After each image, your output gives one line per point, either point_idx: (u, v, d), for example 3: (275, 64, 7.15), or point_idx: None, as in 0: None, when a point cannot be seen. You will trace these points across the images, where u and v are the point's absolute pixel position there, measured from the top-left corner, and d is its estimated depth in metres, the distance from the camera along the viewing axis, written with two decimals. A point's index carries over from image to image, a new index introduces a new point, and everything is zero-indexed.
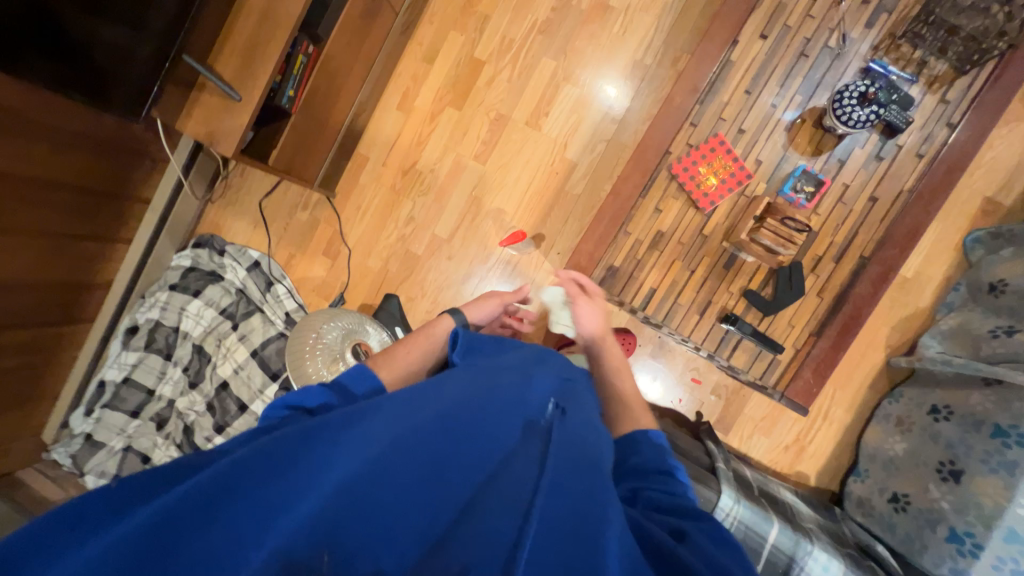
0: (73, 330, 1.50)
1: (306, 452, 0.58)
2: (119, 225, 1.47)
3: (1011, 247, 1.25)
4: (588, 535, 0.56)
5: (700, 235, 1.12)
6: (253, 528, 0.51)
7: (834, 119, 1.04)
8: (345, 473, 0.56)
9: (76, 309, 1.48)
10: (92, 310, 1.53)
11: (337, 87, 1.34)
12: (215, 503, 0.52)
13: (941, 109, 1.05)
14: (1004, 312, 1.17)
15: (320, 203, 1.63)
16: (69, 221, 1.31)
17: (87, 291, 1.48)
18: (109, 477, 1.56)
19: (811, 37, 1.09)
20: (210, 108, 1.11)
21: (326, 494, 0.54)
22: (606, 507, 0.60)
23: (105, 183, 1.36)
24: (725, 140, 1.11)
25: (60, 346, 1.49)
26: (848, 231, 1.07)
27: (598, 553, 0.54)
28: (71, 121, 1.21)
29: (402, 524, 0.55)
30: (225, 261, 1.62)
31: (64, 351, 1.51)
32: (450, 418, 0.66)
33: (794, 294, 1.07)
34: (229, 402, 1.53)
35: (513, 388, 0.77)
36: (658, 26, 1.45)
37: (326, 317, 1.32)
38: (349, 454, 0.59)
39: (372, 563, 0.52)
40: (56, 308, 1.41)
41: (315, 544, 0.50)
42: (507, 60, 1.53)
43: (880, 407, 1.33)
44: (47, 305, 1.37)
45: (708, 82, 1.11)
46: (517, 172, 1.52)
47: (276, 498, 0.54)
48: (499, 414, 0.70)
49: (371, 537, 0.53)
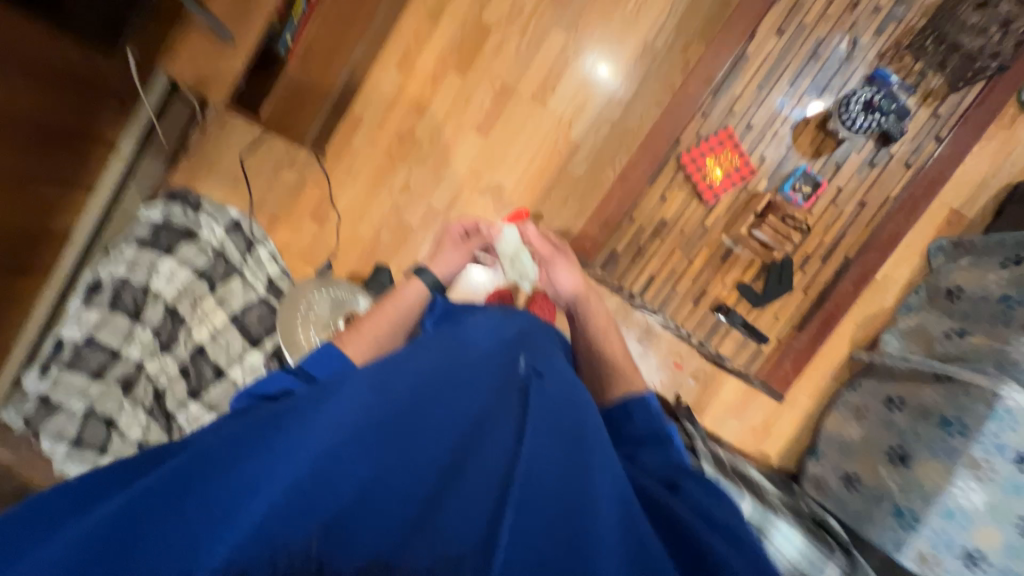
0: (27, 283, 1.36)
1: (266, 436, 0.58)
2: (82, 171, 1.34)
3: (969, 256, 1.36)
4: (581, 493, 0.51)
5: (701, 226, 1.16)
6: (224, 511, 0.53)
7: (839, 124, 1.08)
8: (306, 457, 0.54)
9: (32, 259, 1.35)
10: (50, 262, 1.41)
11: (336, 39, 1.25)
12: (185, 488, 0.54)
13: (932, 123, 1.11)
14: (958, 315, 1.29)
15: (307, 163, 1.54)
16: (33, 162, 1.19)
17: (45, 242, 1.35)
18: (69, 440, 1.47)
19: (824, 39, 1.11)
20: (198, 49, 1.01)
21: (286, 483, 0.53)
22: (600, 463, 0.55)
23: (70, 122, 1.24)
24: (733, 134, 1.13)
25: (13, 300, 1.36)
26: (836, 233, 1.14)
27: (588, 511, 0.50)
28: (36, 47, 1.08)
29: (375, 499, 0.52)
30: (201, 218, 1.52)
31: (18, 306, 1.38)
32: (419, 385, 0.61)
33: (783, 289, 1.13)
34: (205, 367, 1.47)
35: (485, 351, 0.69)
36: (672, 9, 1.43)
37: (317, 285, 1.28)
38: (306, 441, 0.55)
39: (348, 540, 0.50)
40: (13, 257, 1.28)
41: (287, 527, 0.51)
42: (516, 28, 1.47)
43: (840, 395, 1.45)
44: (6, 254, 1.25)
45: (723, 74, 1.12)
46: (519, 147, 1.49)
47: (232, 490, 0.54)
48: (470, 380, 0.62)
49: (340, 516, 0.51)
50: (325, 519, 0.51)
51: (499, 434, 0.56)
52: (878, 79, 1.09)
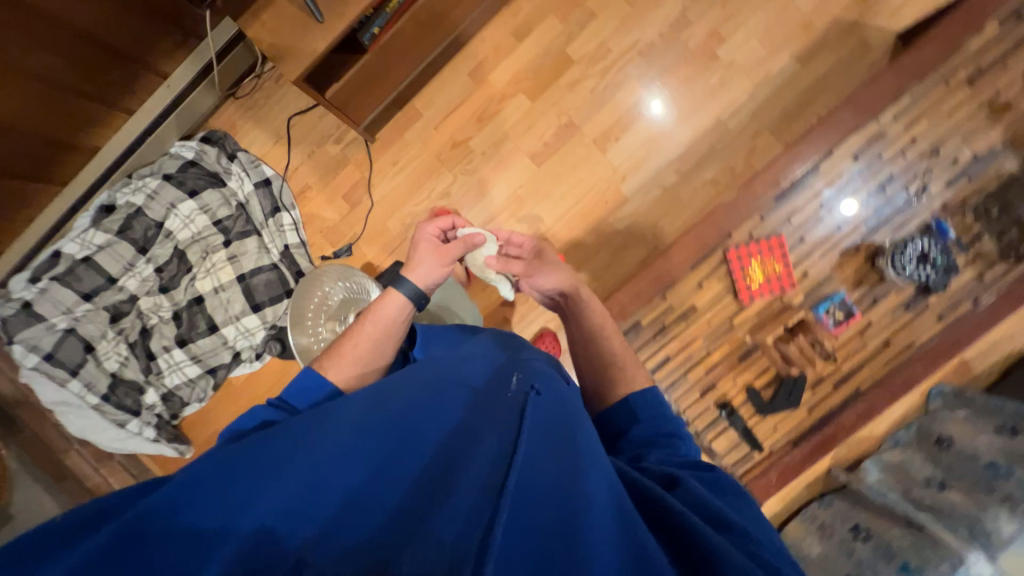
0: (42, 190, 1.33)
1: (267, 454, 0.56)
2: (127, 94, 1.29)
3: (966, 410, 1.39)
4: (577, 487, 0.51)
5: (728, 322, 1.16)
6: (220, 529, 0.48)
7: (888, 265, 1.09)
8: (308, 466, 0.53)
9: (52, 168, 1.30)
10: (68, 174, 1.35)
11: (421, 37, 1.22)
12: (176, 511, 0.49)
13: (975, 284, 1.12)
14: (941, 466, 1.32)
15: (355, 143, 1.50)
16: (74, 73, 1.14)
17: (70, 153, 1.31)
18: (41, 354, 1.43)
19: (895, 175, 1.11)
20: (283, 17, 0.97)
21: (283, 499, 0.51)
22: (591, 457, 0.56)
23: (125, 43, 1.19)
24: (784, 243, 1.13)
25: (23, 204, 1.32)
26: (854, 363, 1.15)
27: (586, 500, 0.50)
28: None
29: (380, 505, 0.51)
30: (234, 169, 1.48)
31: (24, 209, 1.33)
32: (408, 400, 0.63)
33: (790, 404, 1.14)
34: (199, 318, 1.44)
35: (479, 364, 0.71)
36: (752, 95, 1.43)
37: (336, 277, 1.25)
38: (308, 452, 0.56)
39: (354, 545, 0.47)
40: (31, 162, 1.24)
41: (291, 538, 0.48)
42: (597, 69, 1.45)
43: (809, 507, 1.47)
44: (23, 156, 1.21)
45: (789, 182, 1.12)
46: (569, 186, 1.47)
47: (230, 503, 0.51)
48: (459, 388, 0.64)
49: (344, 521, 0.49)
50: (321, 511, 0.51)
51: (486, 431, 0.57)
52: (936, 232, 1.10)
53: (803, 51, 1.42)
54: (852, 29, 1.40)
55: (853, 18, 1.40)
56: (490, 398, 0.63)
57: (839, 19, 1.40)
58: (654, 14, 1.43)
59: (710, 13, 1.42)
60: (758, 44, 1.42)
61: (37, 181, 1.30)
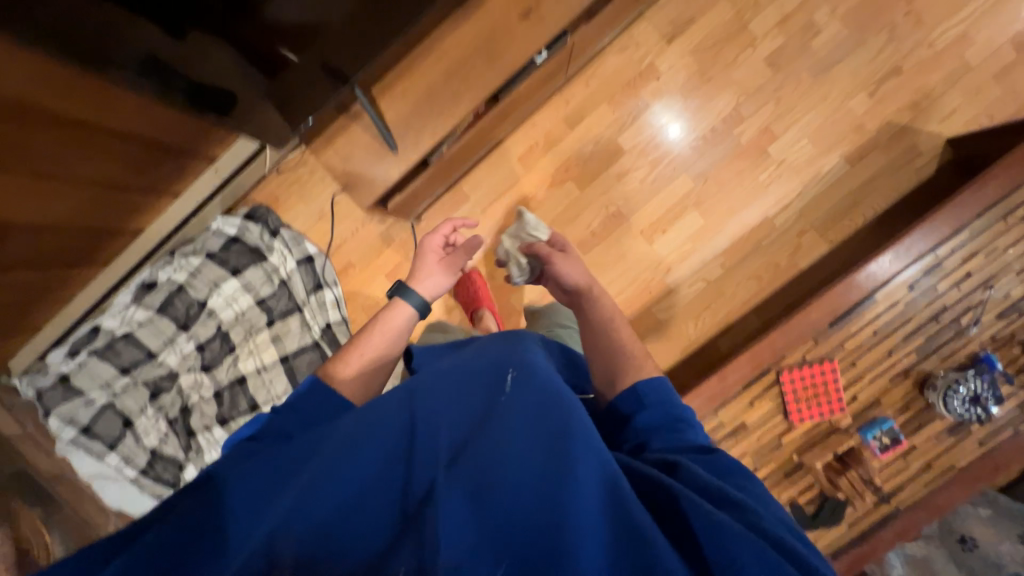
0: (86, 272, 1.32)
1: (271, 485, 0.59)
2: (175, 179, 1.28)
3: (993, 513, 1.43)
4: (560, 499, 0.48)
5: (776, 440, 1.18)
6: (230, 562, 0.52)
7: (938, 401, 1.12)
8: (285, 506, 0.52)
9: (98, 253, 1.29)
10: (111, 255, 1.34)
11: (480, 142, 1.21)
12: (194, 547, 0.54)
13: (1018, 413, 1.15)
14: (967, 569, 1.38)
15: (400, 223, 1.50)
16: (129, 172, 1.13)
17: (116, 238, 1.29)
18: (80, 428, 1.42)
19: (949, 306, 1.13)
20: (356, 146, 0.98)
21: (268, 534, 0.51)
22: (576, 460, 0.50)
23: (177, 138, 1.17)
24: (836, 368, 1.15)
25: (66, 286, 1.30)
26: (897, 485, 1.17)
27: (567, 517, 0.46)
28: None
29: (363, 535, 0.50)
30: (277, 245, 1.46)
31: (66, 290, 1.31)
32: (378, 419, 0.59)
33: (834, 524, 1.16)
34: (240, 398, 1.43)
35: (466, 365, 0.65)
36: (800, 193, 1.44)
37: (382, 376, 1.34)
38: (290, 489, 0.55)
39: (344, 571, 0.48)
40: (81, 251, 1.23)
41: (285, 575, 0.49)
42: (648, 160, 1.44)
43: None
44: (73, 248, 1.20)
45: (845, 309, 1.14)
46: (613, 275, 1.48)
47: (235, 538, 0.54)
48: (438, 397, 0.60)
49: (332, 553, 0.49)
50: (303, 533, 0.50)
51: (473, 444, 0.53)
52: (983, 364, 1.11)
53: (854, 151, 1.42)
54: (903, 132, 1.41)
55: (905, 122, 1.41)
56: (477, 404, 0.58)
57: (891, 122, 1.41)
58: (708, 108, 1.42)
59: (764, 110, 1.42)
60: (809, 144, 1.42)
61: (84, 266, 1.29)
